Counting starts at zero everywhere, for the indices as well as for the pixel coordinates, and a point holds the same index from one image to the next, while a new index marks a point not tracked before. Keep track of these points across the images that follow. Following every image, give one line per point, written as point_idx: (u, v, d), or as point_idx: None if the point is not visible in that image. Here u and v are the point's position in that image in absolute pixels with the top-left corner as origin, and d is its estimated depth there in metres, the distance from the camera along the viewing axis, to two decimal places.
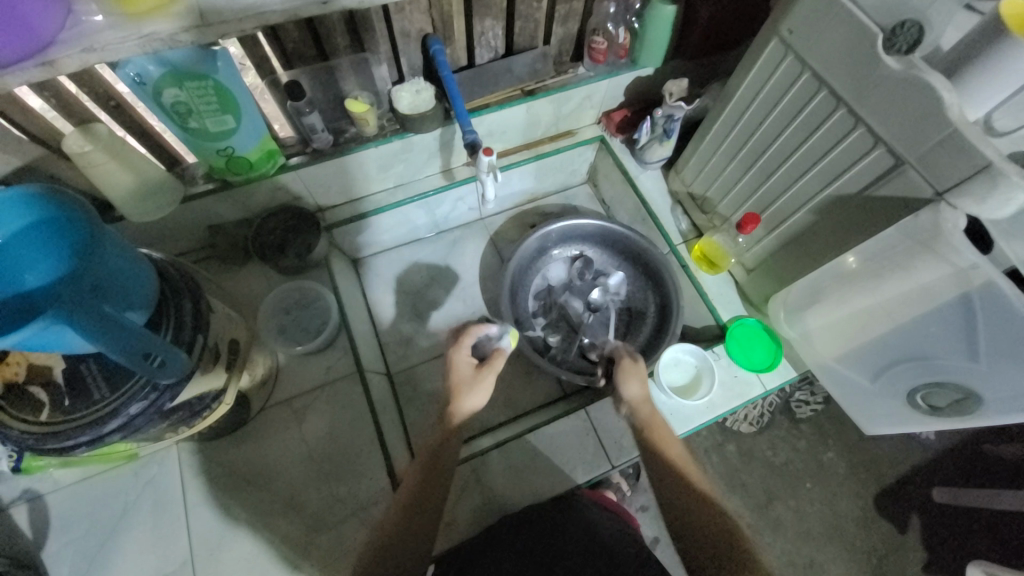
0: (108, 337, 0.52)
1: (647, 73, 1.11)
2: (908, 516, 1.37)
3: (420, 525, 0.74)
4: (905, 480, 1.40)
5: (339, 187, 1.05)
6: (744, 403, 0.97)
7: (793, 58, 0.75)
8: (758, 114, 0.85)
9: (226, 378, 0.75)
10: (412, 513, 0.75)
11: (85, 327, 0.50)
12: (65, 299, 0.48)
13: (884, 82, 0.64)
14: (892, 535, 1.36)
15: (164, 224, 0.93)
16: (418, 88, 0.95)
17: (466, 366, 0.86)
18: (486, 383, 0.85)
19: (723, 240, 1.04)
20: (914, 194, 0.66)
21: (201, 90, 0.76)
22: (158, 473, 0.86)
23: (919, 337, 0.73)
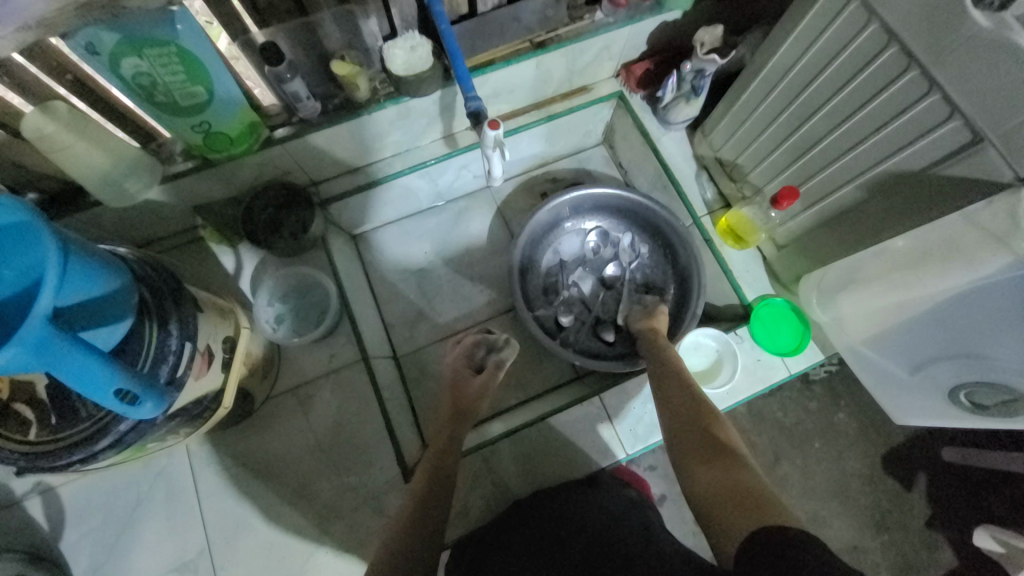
0: (78, 372, 0.47)
1: (674, 18, 0.96)
2: (915, 474, 1.30)
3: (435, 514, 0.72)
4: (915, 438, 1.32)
5: (332, 160, 0.96)
6: (767, 388, 0.92)
7: (859, 5, 0.62)
8: (808, 70, 0.73)
9: (223, 379, 0.72)
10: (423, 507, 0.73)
11: (54, 360, 0.45)
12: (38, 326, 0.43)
13: (973, 39, 0.53)
14: (898, 492, 1.30)
15: (145, 207, 0.87)
16: (412, 44, 0.83)
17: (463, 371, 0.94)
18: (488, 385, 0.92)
19: (754, 213, 0.94)
20: (989, 175, 0.57)
21: (163, 58, 0.67)
22: (165, 465, 0.85)
23: (969, 334, 0.66)
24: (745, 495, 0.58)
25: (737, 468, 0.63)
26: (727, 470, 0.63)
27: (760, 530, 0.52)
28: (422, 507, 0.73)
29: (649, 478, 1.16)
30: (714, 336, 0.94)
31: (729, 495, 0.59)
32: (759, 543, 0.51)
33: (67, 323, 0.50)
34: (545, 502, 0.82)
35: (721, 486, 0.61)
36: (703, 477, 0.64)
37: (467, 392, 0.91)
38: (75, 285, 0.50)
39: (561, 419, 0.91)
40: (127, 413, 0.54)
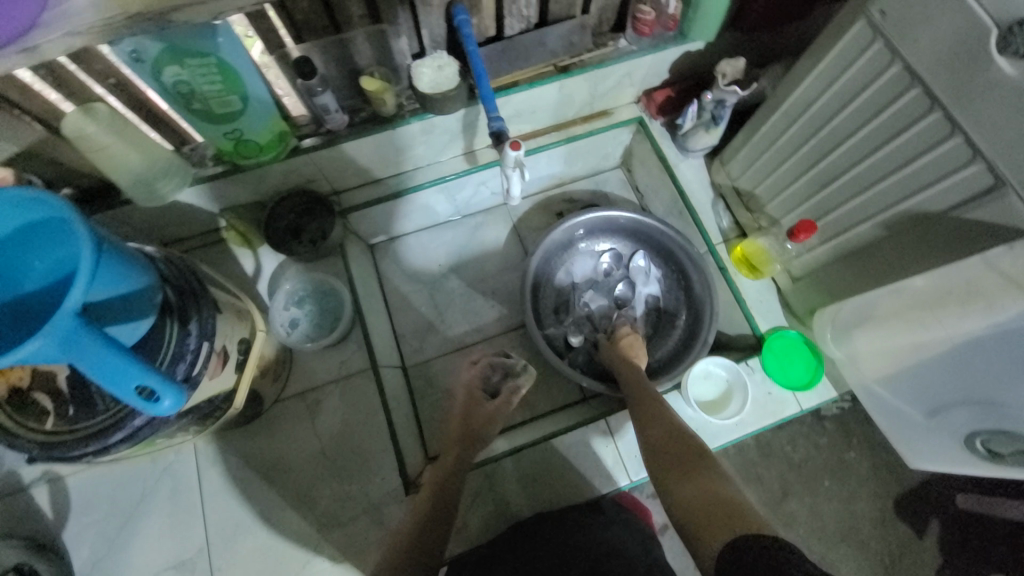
0: (101, 367, 0.48)
1: (696, 48, 0.98)
2: (928, 520, 1.26)
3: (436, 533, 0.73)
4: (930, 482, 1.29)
5: (355, 170, 0.98)
6: (777, 422, 0.91)
7: (882, 46, 0.63)
8: (828, 107, 0.74)
9: (235, 380, 0.73)
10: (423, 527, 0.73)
11: (79, 354, 0.46)
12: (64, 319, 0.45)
13: (996, 86, 0.53)
14: (909, 538, 1.26)
15: (172, 207, 0.89)
16: (440, 64, 0.86)
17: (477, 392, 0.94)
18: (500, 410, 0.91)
19: (770, 243, 0.94)
20: (1011, 221, 0.56)
21: (203, 68, 0.70)
22: (171, 462, 0.86)
23: (988, 380, 0.64)
24: (720, 506, 0.60)
25: (710, 480, 0.65)
26: (700, 483, 0.65)
27: (738, 538, 0.53)
28: (421, 527, 0.74)
29: (652, 507, 1.13)
30: (725, 367, 0.92)
31: (703, 506, 0.61)
32: (739, 549, 0.52)
33: (94, 317, 0.51)
34: (544, 524, 0.81)
35: (695, 498, 0.63)
36: (680, 490, 0.66)
37: (480, 415, 0.90)
38: (104, 281, 0.51)
39: (566, 440, 0.90)
40: (145, 409, 0.54)
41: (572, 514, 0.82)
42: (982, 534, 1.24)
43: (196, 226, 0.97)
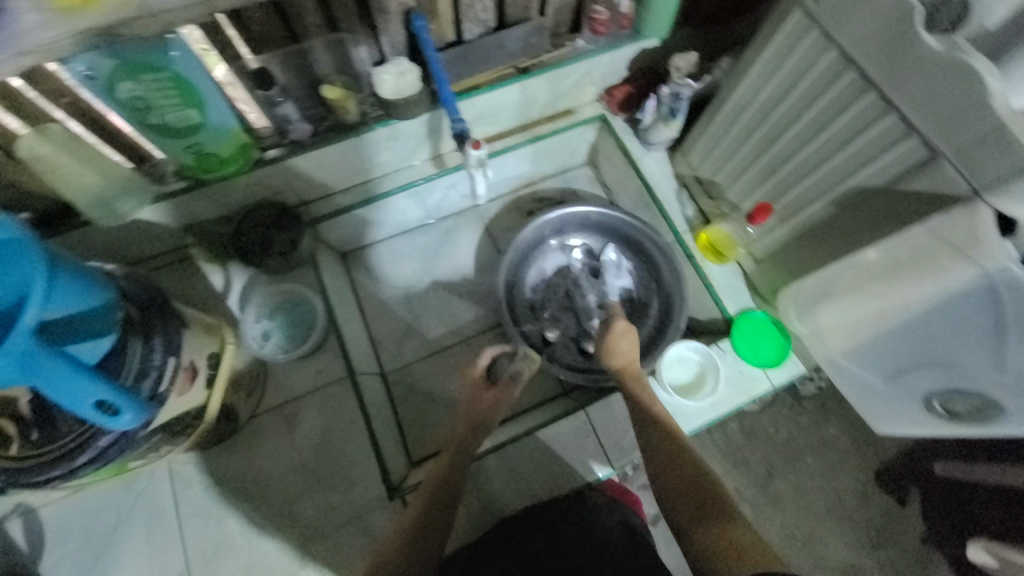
0: (58, 384, 0.48)
1: (652, 45, 1.01)
2: None
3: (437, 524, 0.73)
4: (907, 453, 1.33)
5: (323, 179, 0.98)
6: (750, 400, 0.94)
7: (819, 33, 0.66)
8: (776, 94, 0.77)
9: (206, 395, 0.72)
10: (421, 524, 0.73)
11: (32, 373, 0.46)
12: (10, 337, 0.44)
13: (923, 64, 0.56)
14: (893, 509, 1.29)
15: (136, 226, 0.88)
16: (401, 70, 0.86)
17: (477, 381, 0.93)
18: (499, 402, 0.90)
19: (733, 229, 0.98)
20: (947, 188, 0.60)
21: (158, 82, 0.70)
22: (148, 485, 0.84)
23: (941, 344, 0.68)
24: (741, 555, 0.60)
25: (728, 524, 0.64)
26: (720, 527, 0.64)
27: None
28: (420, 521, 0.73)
29: (642, 496, 1.15)
30: (696, 350, 0.95)
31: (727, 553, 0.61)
32: None
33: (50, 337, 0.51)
34: (527, 517, 0.81)
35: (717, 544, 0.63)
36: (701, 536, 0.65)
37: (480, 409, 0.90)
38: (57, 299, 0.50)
39: (548, 433, 0.91)
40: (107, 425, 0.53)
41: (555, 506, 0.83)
42: None
43: (162, 244, 0.95)
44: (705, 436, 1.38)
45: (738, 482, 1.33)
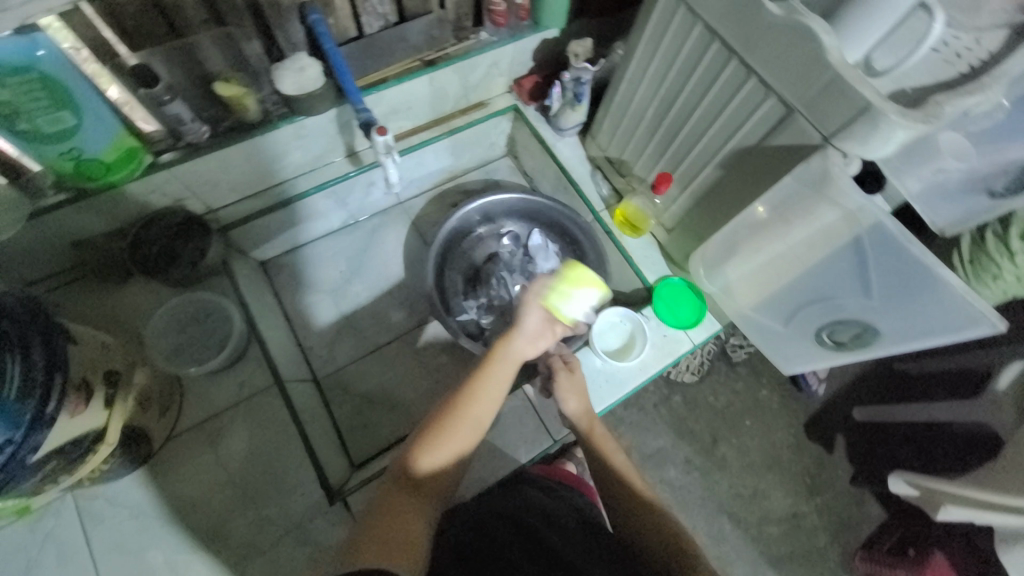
0: None
1: (552, 35, 1.06)
2: (834, 434, 1.43)
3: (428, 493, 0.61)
4: (829, 404, 1.45)
5: (230, 183, 0.94)
6: (676, 361, 1.00)
7: (685, 11, 0.73)
8: (661, 69, 0.83)
9: (106, 417, 0.67)
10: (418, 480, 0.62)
11: None
12: None
13: (769, 29, 0.63)
14: (822, 456, 1.41)
15: (20, 247, 0.81)
16: (301, 65, 0.84)
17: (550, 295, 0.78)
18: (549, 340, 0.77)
19: (642, 202, 1.05)
20: (805, 141, 0.67)
21: (25, 85, 0.65)
22: (56, 525, 0.78)
23: (822, 279, 0.77)
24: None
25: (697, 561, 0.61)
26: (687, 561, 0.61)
27: None
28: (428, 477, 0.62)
29: None
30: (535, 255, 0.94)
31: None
32: None
33: None
34: (462, 507, 0.77)
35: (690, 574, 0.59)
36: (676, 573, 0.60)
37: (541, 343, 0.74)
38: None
39: None
40: None
41: (491, 495, 0.79)
42: (878, 440, 1.41)
43: (51, 266, 0.87)
44: (652, 412, 1.44)
45: (685, 451, 1.40)
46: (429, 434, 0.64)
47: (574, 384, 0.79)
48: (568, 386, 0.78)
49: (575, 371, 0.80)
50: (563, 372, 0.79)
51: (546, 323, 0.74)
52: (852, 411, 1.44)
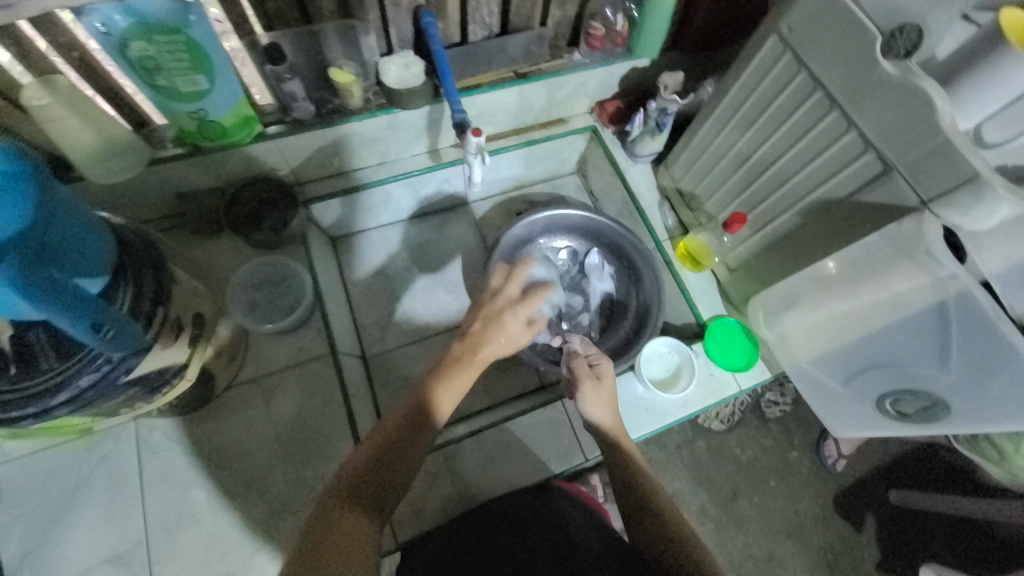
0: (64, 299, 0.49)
1: (641, 65, 1.08)
2: (864, 514, 1.41)
3: (406, 460, 0.68)
4: (862, 481, 1.43)
5: (321, 160, 1.00)
6: (719, 402, 0.99)
7: (791, 58, 0.74)
8: (754, 110, 0.84)
9: (188, 354, 0.73)
10: (400, 446, 0.69)
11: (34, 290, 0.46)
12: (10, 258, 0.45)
13: (880, 86, 0.63)
14: (848, 533, 1.39)
15: (132, 190, 0.89)
16: (407, 62, 0.91)
17: (510, 301, 0.86)
18: (520, 343, 0.85)
19: (709, 238, 1.04)
20: (899, 201, 0.66)
21: (171, 45, 0.71)
22: (112, 450, 0.83)
23: (893, 345, 0.75)
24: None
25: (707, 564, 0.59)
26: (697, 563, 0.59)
27: None
28: (432, 425, 0.72)
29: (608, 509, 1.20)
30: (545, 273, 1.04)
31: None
32: None
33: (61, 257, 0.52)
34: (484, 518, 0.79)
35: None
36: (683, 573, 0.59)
37: (514, 345, 0.84)
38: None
39: (522, 422, 0.94)
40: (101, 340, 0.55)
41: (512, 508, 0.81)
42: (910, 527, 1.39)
43: (153, 211, 0.95)
44: (673, 453, 1.45)
45: (702, 501, 1.41)
46: (436, 383, 0.77)
47: (600, 395, 0.79)
48: (593, 397, 0.78)
49: (603, 381, 0.80)
50: (589, 381, 0.79)
51: (524, 324, 0.85)
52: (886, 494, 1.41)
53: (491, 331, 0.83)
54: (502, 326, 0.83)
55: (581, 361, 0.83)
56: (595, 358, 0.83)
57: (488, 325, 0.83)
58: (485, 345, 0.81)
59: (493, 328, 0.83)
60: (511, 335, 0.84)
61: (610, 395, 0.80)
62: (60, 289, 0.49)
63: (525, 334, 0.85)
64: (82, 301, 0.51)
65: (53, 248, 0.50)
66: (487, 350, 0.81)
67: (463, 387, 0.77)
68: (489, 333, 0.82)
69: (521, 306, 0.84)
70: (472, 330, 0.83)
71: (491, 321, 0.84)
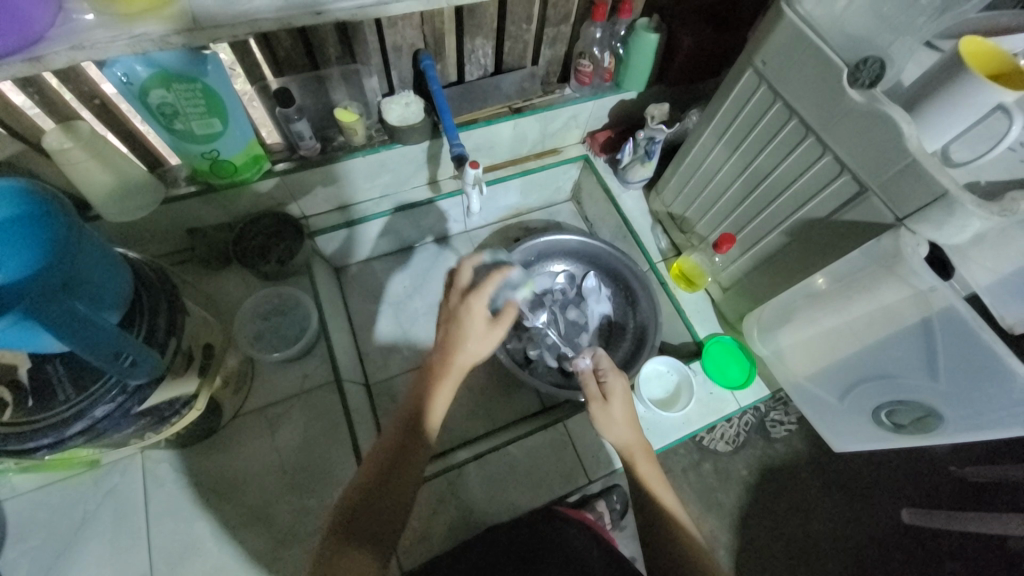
0: (79, 333, 0.52)
1: (630, 97, 1.14)
2: (879, 534, 1.40)
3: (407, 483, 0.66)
4: (876, 498, 1.43)
5: (326, 194, 1.05)
6: (720, 420, 1.00)
7: (767, 88, 0.79)
8: (738, 135, 0.88)
9: (198, 385, 0.75)
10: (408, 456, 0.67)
11: (45, 326, 0.49)
12: (32, 297, 0.47)
13: (848, 113, 0.68)
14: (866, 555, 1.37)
15: (144, 226, 0.92)
16: (408, 101, 0.97)
17: (461, 295, 0.73)
18: (495, 338, 0.73)
19: (700, 259, 1.07)
20: (877, 219, 0.70)
21: (188, 92, 0.75)
22: (120, 482, 0.84)
23: (885, 357, 0.77)
24: None
25: None
26: None
27: None
28: (427, 433, 0.69)
29: (619, 537, 1.19)
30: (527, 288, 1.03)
31: None
32: None
33: (83, 296, 0.54)
34: (496, 540, 0.80)
35: None
36: None
37: (483, 347, 0.72)
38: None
39: (525, 445, 0.95)
40: (119, 371, 0.58)
41: (523, 527, 0.82)
42: (928, 549, 1.38)
43: (163, 247, 0.99)
44: (680, 475, 1.46)
45: (713, 523, 1.40)
46: (420, 396, 0.71)
47: (609, 417, 0.78)
48: (604, 419, 0.78)
49: (612, 401, 0.79)
50: (597, 404, 0.79)
51: (487, 321, 0.72)
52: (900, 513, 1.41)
53: (454, 333, 0.71)
54: (462, 327, 0.71)
55: (589, 379, 0.81)
56: (607, 376, 0.80)
57: (448, 327, 0.72)
58: (453, 351, 0.70)
59: (452, 330, 0.72)
60: (477, 334, 0.71)
61: (626, 409, 0.79)
62: (83, 323, 0.52)
63: (491, 331, 0.72)
64: (107, 332, 0.54)
65: (77, 286, 0.53)
66: (458, 356, 0.71)
67: (450, 391, 0.71)
68: (454, 337, 0.71)
69: (473, 299, 0.71)
70: (437, 338, 0.73)
71: (450, 323, 0.72)
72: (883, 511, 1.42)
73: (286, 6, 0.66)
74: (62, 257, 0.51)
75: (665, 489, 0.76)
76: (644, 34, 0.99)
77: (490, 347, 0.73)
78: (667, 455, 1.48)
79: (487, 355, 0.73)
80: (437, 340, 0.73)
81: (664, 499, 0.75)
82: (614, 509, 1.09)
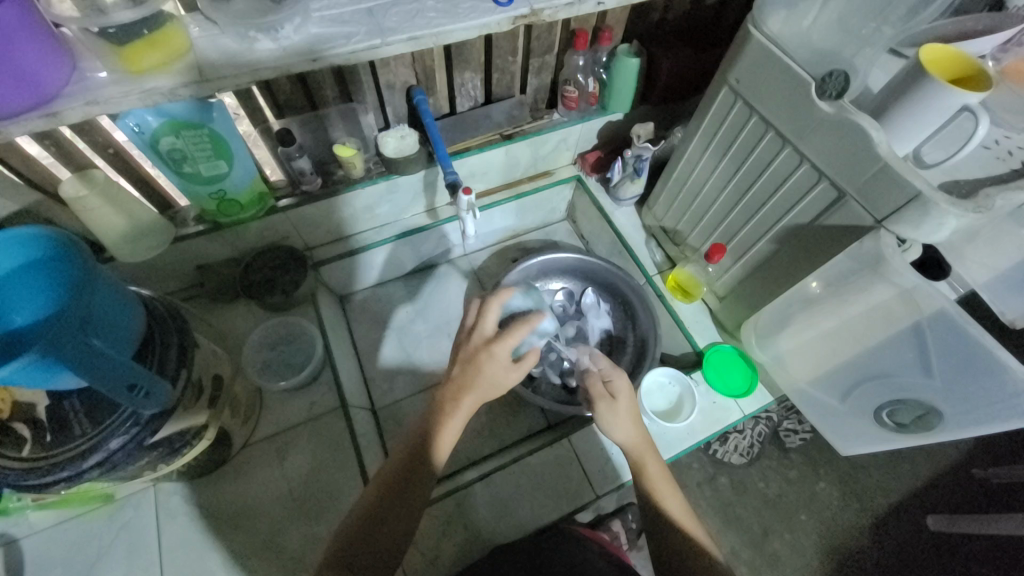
0: (93, 368, 0.55)
1: (616, 118, 1.19)
2: (905, 548, 1.35)
3: (409, 509, 0.67)
4: (898, 508, 1.40)
5: (328, 227, 1.09)
6: (724, 429, 1.00)
7: (742, 104, 0.83)
8: (721, 148, 0.91)
9: (207, 417, 0.77)
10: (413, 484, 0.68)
11: (60, 362, 0.52)
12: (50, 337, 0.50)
13: (821, 123, 0.71)
14: (892, 567, 1.34)
15: (155, 265, 0.96)
16: (403, 134, 1.02)
17: (485, 341, 0.74)
18: (510, 383, 0.74)
19: (695, 270, 1.09)
20: (857, 223, 0.72)
21: (196, 138, 0.80)
22: (134, 516, 0.85)
23: (881, 357, 0.78)
24: None
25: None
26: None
27: None
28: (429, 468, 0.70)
29: (635, 556, 1.17)
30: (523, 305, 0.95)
31: None
32: None
33: (98, 333, 0.57)
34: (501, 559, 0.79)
35: None
36: None
37: (501, 387, 0.74)
38: (26, 305, 0.55)
39: (531, 461, 0.96)
40: (132, 403, 0.60)
41: (531, 544, 0.82)
42: (957, 557, 1.34)
43: (174, 284, 1.03)
44: (695, 491, 1.43)
45: (731, 539, 1.38)
46: (429, 431, 0.71)
47: (616, 413, 0.78)
48: (612, 418, 0.78)
49: (619, 399, 0.79)
50: (604, 401, 0.79)
51: (510, 364, 0.73)
52: (925, 521, 1.38)
53: (470, 373, 0.72)
54: (480, 370, 0.72)
55: (594, 379, 0.82)
56: (610, 374, 0.82)
57: (467, 368, 0.73)
58: (470, 391, 0.71)
59: (471, 371, 0.72)
60: (496, 378, 0.72)
61: (631, 413, 0.79)
62: (99, 359, 0.55)
63: (513, 375, 0.74)
64: (120, 366, 0.57)
65: (93, 323, 0.56)
66: (471, 395, 0.71)
67: (456, 428, 0.72)
68: (469, 378, 0.72)
69: (498, 348, 0.72)
70: (452, 375, 0.73)
71: (468, 363, 0.73)
72: (905, 519, 1.38)
73: (286, 55, 0.71)
74: (78, 298, 0.54)
75: (673, 495, 0.75)
76: (625, 58, 1.04)
77: (505, 387, 0.74)
78: (680, 470, 1.46)
79: (501, 395, 0.74)
80: (451, 377, 0.74)
81: (670, 508, 0.74)
82: (629, 528, 1.08)
